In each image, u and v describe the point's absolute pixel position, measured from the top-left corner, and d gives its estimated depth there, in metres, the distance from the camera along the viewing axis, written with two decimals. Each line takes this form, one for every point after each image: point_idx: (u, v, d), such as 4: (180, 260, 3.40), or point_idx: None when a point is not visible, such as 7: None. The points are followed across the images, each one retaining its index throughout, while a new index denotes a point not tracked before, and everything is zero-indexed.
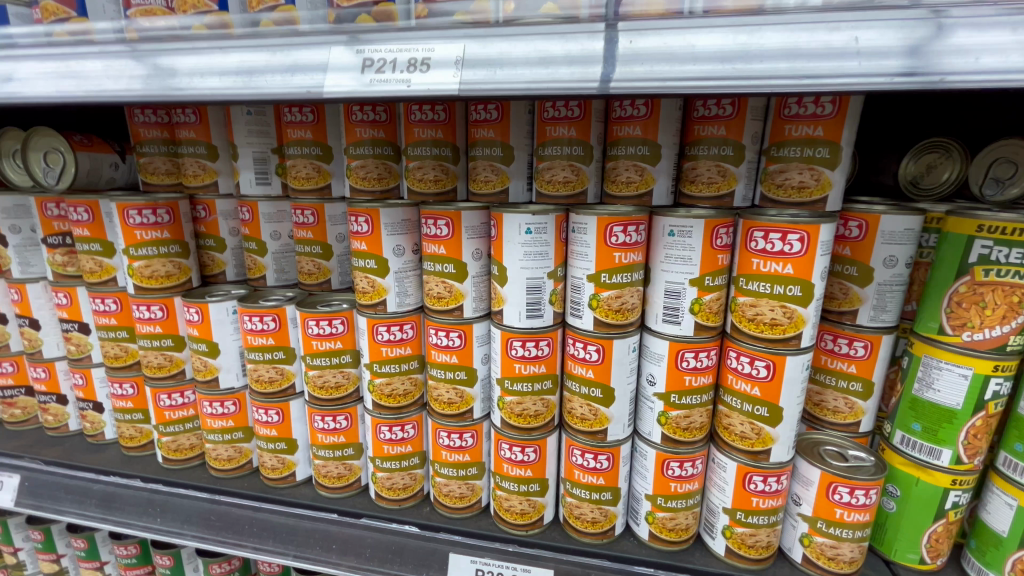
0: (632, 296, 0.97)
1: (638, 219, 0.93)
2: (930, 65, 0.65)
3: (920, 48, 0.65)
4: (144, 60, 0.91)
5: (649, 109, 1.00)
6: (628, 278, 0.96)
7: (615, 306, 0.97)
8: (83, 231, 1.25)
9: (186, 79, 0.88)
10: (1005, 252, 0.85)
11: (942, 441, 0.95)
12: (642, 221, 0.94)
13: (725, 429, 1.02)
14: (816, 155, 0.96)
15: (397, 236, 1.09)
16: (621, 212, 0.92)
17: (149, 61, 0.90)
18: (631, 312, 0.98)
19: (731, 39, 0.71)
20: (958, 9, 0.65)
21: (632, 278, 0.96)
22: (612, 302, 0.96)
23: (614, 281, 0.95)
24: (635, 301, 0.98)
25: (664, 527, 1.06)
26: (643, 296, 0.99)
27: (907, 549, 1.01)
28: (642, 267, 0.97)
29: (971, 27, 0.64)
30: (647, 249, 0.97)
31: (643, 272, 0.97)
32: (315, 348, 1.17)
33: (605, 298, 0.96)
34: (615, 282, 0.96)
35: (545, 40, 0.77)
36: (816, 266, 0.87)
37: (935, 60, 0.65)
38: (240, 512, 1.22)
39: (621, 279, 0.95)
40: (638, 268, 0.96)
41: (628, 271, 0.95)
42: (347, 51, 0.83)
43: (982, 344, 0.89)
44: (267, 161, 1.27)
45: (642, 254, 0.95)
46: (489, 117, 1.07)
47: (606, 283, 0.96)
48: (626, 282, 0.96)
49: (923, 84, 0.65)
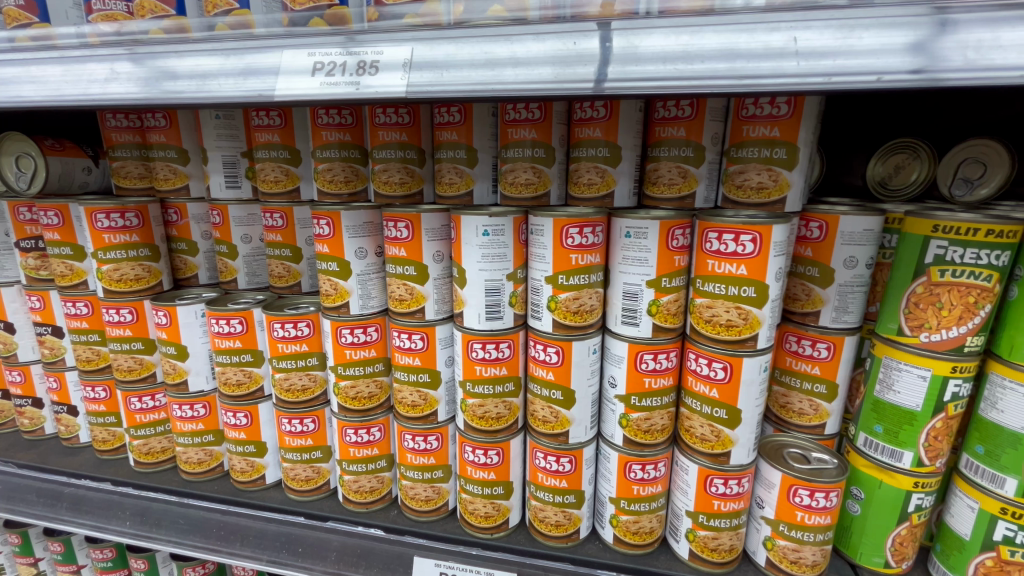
0: (591, 298, 0.97)
1: (595, 221, 0.93)
2: (931, 62, 0.63)
3: (924, 45, 0.63)
4: (147, 63, 0.89)
5: (609, 110, 1.00)
6: (586, 280, 0.96)
7: (573, 307, 0.97)
8: (53, 235, 1.26)
9: (190, 82, 0.86)
10: (960, 252, 0.84)
11: (904, 443, 0.94)
12: (598, 222, 0.94)
13: (687, 431, 1.01)
14: (775, 156, 0.95)
15: (359, 238, 1.09)
16: (577, 213, 0.92)
17: (153, 64, 0.88)
18: (590, 313, 0.98)
19: (673, 40, 0.72)
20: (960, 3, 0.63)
21: (590, 280, 0.96)
22: (570, 304, 0.96)
23: (571, 282, 0.95)
24: (594, 303, 0.98)
25: (627, 530, 1.06)
26: (602, 298, 0.98)
27: (872, 553, 1.00)
28: (601, 268, 0.97)
29: (956, 24, 0.63)
30: (605, 251, 0.97)
31: (602, 274, 0.97)
32: (281, 351, 1.18)
33: (563, 299, 0.96)
34: (573, 284, 0.95)
35: (491, 43, 0.77)
36: (770, 267, 0.87)
37: (940, 56, 0.63)
38: (209, 515, 1.21)
39: (579, 281, 0.95)
40: (596, 270, 0.96)
41: (586, 272, 0.95)
42: (300, 55, 0.84)
43: (940, 345, 0.88)
44: (237, 164, 1.28)
45: (599, 256, 0.95)
46: (452, 119, 1.07)
47: (563, 284, 0.96)
48: (584, 284, 0.96)
49: (925, 82, 0.63)
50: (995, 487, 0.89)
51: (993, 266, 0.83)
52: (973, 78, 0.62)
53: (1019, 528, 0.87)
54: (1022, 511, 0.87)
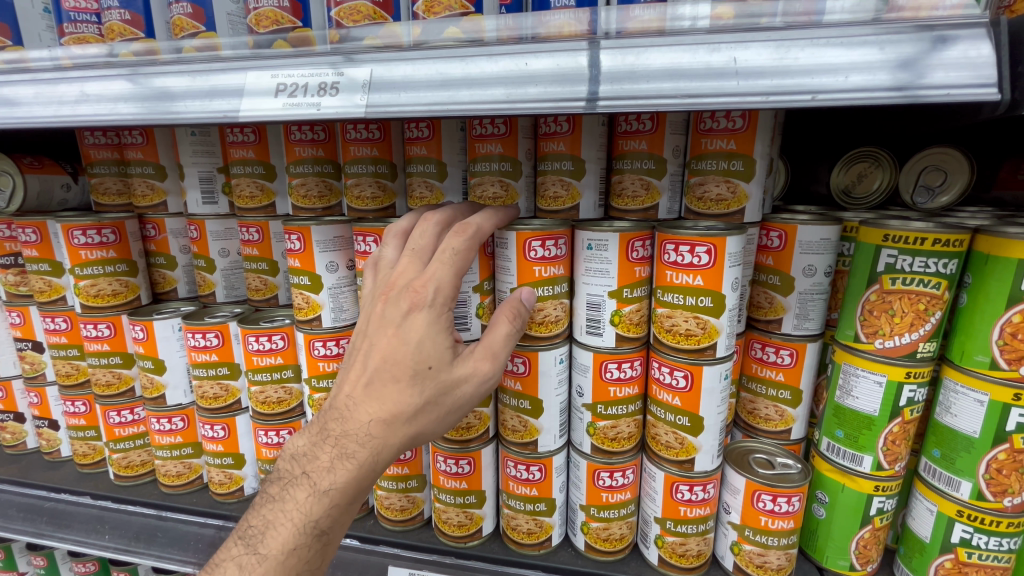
0: (555, 308, 0.99)
1: (556, 234, 0.95)
2: (917, 78, 0.65)
3: (912, 62, 0.65)
4: (144, 82, 0.90)
5: (572, 125, 1.02)
6: (550, 291, 0.97)
7: (539, 318, 0.98)
8: (32, 252, 1.28)
9: (190, 103, 0.87)
10: (909, 261, 0.87)
11: (863, 447, 0.96)
12: (561, 235, 0.96)
13: (653, 439, 1.03)
14: (732, 168, 0.98)
15: (330, 252, 1.11)
16: (540, 227, 0.94)
17: (149, 83, 0.90)
18: (556, 322, 1.00)
19: (619, 60, 0.75)
20: (954, 26, 0.65)
21: (556, 291, 0.98)
22: (536, 314, 0.98)
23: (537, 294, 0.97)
24: (560, 312, 1.00)
25: (598, 537, 1.07)
26: (568, 308, 1.00)
27: (838, 556, 1.02)
28: (565, 279, 0.99)
29: (880, 44, 0.67)
30: (569, 262, 0.99)
31: (567, 285, 0.99)
32: (256, 363, 1.20)
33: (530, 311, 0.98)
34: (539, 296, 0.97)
35: (446, 63, 0.80)
36: (725, 277, 0.89)
37: (925, 73, 0.65)
38: (187, 528, 1.23)
39: (545, 292, 0.97)
40: (561, 281, 0.98)
41: (550, 284, 0.97)
42: (264, 77, 0.86)
43: (895, 351, 0.90)
44: (213, 180, 1.29)
45: (563, 268, 0.97)
46: (421, 135, 1.08)
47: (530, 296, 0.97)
48: (550, 295, 0.98)
49: (904, 99, 0.65)
50: (952, 490, 0.91)
51: (940, 273, 0.85)
52: (947, 95, 0.64)
53: (975, 530, 0.90)
54: (977, 514, 0.89)
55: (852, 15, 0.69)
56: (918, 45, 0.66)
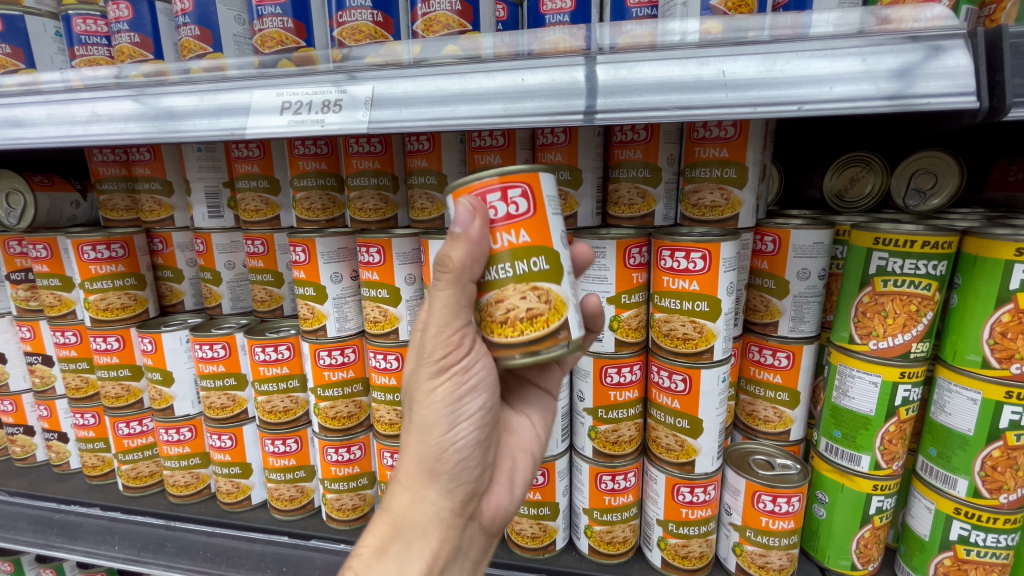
0: (523, 298, 0.70)
1: (513, 183, 0.69)
2: (897, 89, 0.67)
3: (895, 73, 0.68)
4: (153, 102, 0.93)
5: (568, 136, 1.04)
6: (511, 272, 0.69)
7: (498, 316, 0.70)
8: (42, 267, 1.31)
9: (193, 120, 0.90)
10: (900, 263, 0.88)
11: (861, 447, 0.98)
12: (519, 183, 0.70)
13: (654, 442, 1.05)
14: (726, 175, 1.00)
15: (334, 263, 1.15)
16: (473, 180, 0.69)
17: (155, 103, 0.92)
18: (533, 317, 0.70)
19: (613, 74, 0.77)
20: (933, 38, 0.68)
21: (533, 269, 0.70)
22: (493, 311, 0.71)
23: (493, 277, 0.70)
24: (539, 301, 0.70)
25: (602, 540, 1.08)
26: (553, 297, 0.70)
27: (839, 556, 1.03)
28: (547, 251, 0.71)
29: (863, 56, 0.69)
30: (547, 221, 0.71)
31: (552, 257, 0.71)
32: (262, 374, 1.22)
33: (485, 305, 0.71)
34: (488, 280, 0.70)
35: (445, 80, 0.82)
36: (721, 282, 0.91)
37: (904, 83, 0.67)
38: (195, 537, 1.26)
39: (502, 274, 0.69)
40: (544, 253, 0.70)
41: (512, 261, 0.69)
42: (269, 96, 0.89)
43: (888, 352, 0.92)
44: (219, 194, 1.32)
45: (531, 233, 0.69)
46: (421, 147, 1.11)
47: (482, 284, 0.71)
48: (524, 276, 0.69)
49: (891, 108, 0.68)
50: (949, 488, 0.92)
51: (930, 275, 0.87)
52: (927, 103, 0.67)
53: (973, 527, 0.91)
54: (974, 511, 0.90)
55: (837, 28, 0.72)
56: (901, 57, 0.68)
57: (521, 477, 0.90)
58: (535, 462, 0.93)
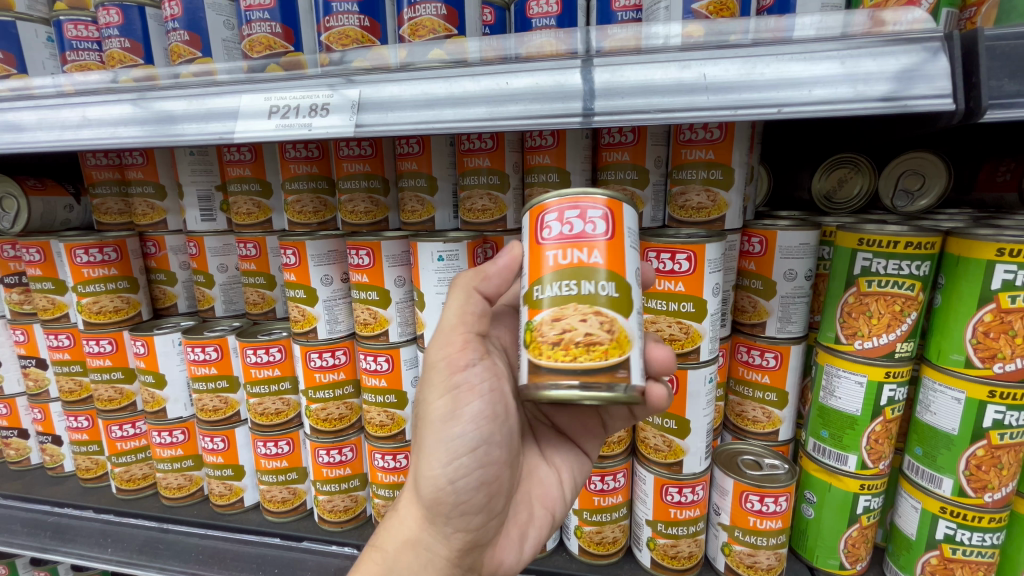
0: (583, 320, 0.67)
1: (590, 204, 0.70)
2: (874, 92, 0.68)
3: (873, 76, 0.69)
4: (149, 106, 0.93)
5: (556, 139, 1.05)
6: (575, 291, 0.68)
7: (554, 335, 0.67)
8: (35, 271, 1.31)
9: (192, 125, 0.90)
10: (883, 263, 0.89)
11: (848, 447, 0.98)
12: (596, 207, 0.70)
13: (643, 442, 1.06)
14: (712, 177, 1.01)
15: (324, 266, 1.15)
16: (549, 198, 0.72)
17: (152, 107, 0.93)
18: (590, 344, 0.66)
19: (596, 78, 0.78)
20: (910, 41, 0.69)
21: (599, 292, 0.68)
22: (550, 329, 0.68)
23: (555, 293, 0.68)
24: (600, 328, 0.67)
25: (591, 541, 1.09)
26: (618, 328, 0.67)
27: (828, 556, 1.03)
28: (619, 278, 0.69)
29: (843, 59, 0.70)
30: (620, 248, 0.70)
31: (622, 285, 0.69)
32: (254, 376, 1.23)
33: (541, 322, 0.69)
34: (549, 298, 0.69)
35: (431, 84, 0.83)
36: (706, 283, 0.92)
37: (880, 86, 0.68)
38: (187, 540, 1.26)
39: (563, 291, 0.68)
40: (615, 280, 0.69)
41: (579, 281, 0.68)
42: (257, 100, 0.90)
43: (874, 352, 0.93)
44: (212, 198, 1.33)
45: (602, 254, 0.69)
46: (412, 150, 1.11)
47: (541, 299, 0.69)
48: (588, 297, 0.67)
49: (868, 111, 0.68)
50: (934, 487, 0.93)
51: (914, 275, 0.88)
52: (903, 106, 0.67)
53: (958, 526, 0.92)
54: (960, 510, 0.91)
55: (818, 32, 0.73)
56: (879, 61, 0.69)
57: (534, 534, 0.90)
58: (553, 521, 0.93)
